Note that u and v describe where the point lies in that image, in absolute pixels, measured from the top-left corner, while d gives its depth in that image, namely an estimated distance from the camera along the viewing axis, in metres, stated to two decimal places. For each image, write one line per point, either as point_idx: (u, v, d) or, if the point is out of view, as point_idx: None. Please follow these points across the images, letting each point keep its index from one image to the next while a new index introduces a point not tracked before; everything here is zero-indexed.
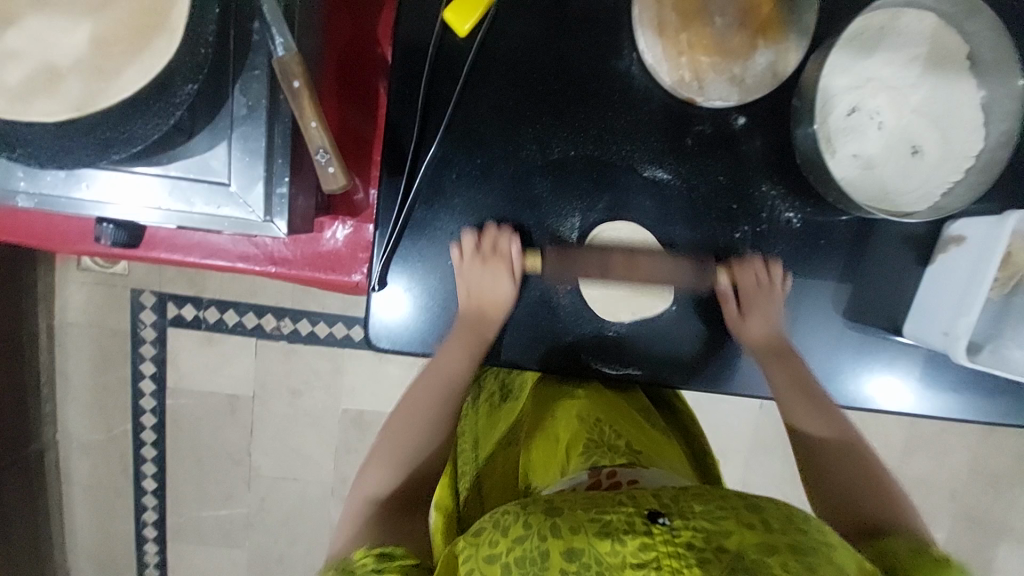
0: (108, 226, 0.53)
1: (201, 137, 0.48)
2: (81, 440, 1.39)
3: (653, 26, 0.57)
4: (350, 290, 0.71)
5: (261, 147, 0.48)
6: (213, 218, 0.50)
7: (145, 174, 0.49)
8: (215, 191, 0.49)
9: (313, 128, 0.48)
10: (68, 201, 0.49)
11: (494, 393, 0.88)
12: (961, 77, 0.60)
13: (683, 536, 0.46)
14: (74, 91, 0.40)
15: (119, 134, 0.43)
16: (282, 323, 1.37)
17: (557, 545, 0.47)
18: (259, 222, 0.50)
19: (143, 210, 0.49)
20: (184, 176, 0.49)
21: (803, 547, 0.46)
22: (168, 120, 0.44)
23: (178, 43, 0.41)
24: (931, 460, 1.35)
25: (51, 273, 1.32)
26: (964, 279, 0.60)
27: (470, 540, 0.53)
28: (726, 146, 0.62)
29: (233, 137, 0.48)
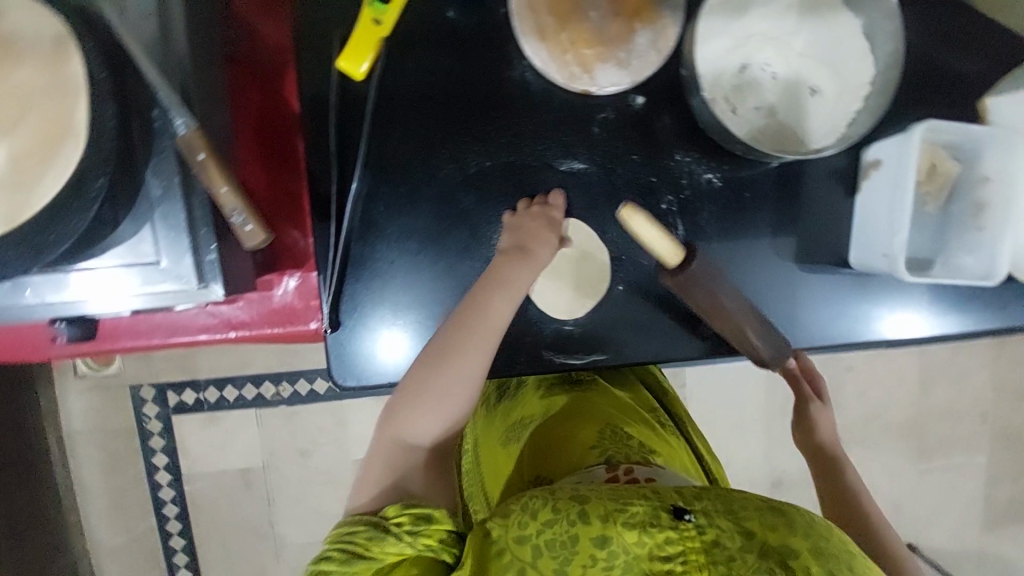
0: (62, 324, 0.56)
1: (125, 225, 0.51)
2: (107, 545, 1.40)
3: (534, 32, 0.60)
4: (312, 339, 0.73)
5: (182, 222, 0.51)
6: (152, 295, 0.53)
7: (84, 269, 0.51)
8: (148, 270, 0.52)
9: (225, 192, 0.50)
10: (19, 309, 0.52)
11: (490, 396, 0.85)
12: (835, 14, 0.63)
13: (709, 533, 0.48)
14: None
15: (46, 238, 0.45)
16: (280, 387, 1.39)
17: (586, 532, 0.50)
18: (197, 290, 0.53)
19: (92, 301, 0.52)
20: (120, 262, 0.52)
21: (823, 551, 0.46)
22: (88, 214, 0.46)
23: (84, 144, 0.44)
24: (950, 386, 1.33)
25: (49, 387, 1.35)
26: (890, 203, 0.62)
27: (499, 521, 0.53)
28: (633, 126, 0.64)
29: (156, 218, 0.51)
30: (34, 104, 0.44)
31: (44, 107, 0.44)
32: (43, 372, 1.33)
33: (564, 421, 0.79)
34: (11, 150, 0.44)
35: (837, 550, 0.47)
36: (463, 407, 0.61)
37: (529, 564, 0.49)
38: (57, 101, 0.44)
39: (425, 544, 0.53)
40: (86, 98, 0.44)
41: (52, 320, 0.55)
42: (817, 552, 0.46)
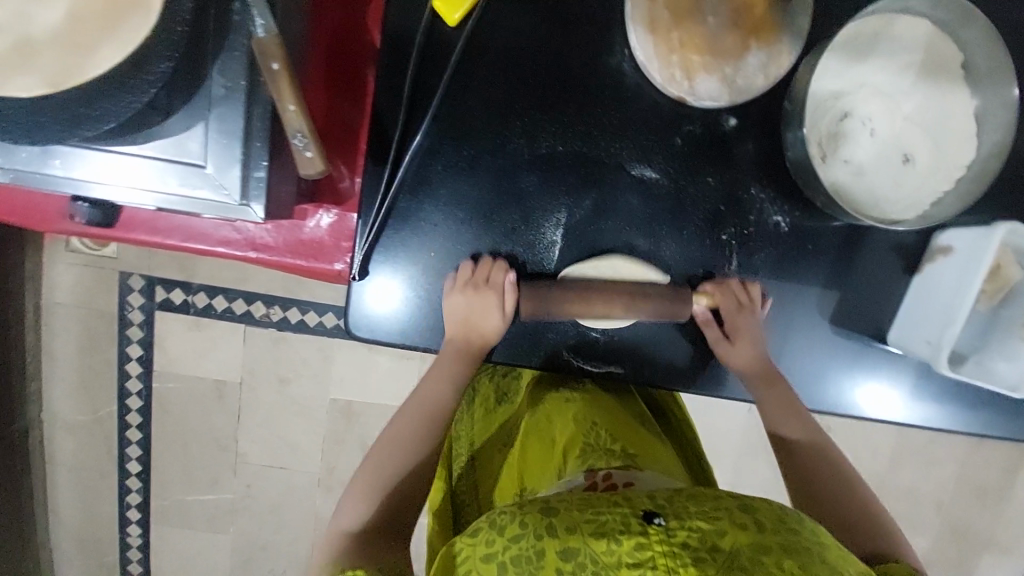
0: (83, 205, 0.53)
1: (177, 118, 0.47)
2: (66, 421, 1.39)
3: (644, 23, 0.56)
4: (333, 279, 0.71)
5: (238, 130, 0.47)
6: (189, 200, 0.49)
7: (122, 153, 0.48)
8: (191, 173, 0.49)
9: (291, 111, 0.47)
10: (41, 177, 0.48)
11: (489, 396, 0.85)
12: (954, 86, 0.59)
13: (678, 535, 0.47)
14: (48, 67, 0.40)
15: (92, 112, 0.42)
16: (272, 310, 1.37)
17: (552, 545, 0.48)
18: (236, 206, 0.49)
19: (126, 191, 0.49)
20: (161, 156, 0.48)
21: (793, 545, 0.48)
22: (142, 99, 0.42)
23: (156, 21, 0.40)
24: (918, 470, 1.36)
25: (38, 251, 1.31)
26: (951, 290, 0.60)
27: (467, 540, 0.54)
28: (718, 147, 0.61)
29: (211, 119, 0.47)
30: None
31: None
32: (35, 235, 1.29)
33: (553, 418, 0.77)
34: (79, 10, 0.40)
35: (809, 544, 0.49)
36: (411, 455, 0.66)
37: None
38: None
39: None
40: None
41: (75, 197, 0.52)
42: (789, 547, 0.48)
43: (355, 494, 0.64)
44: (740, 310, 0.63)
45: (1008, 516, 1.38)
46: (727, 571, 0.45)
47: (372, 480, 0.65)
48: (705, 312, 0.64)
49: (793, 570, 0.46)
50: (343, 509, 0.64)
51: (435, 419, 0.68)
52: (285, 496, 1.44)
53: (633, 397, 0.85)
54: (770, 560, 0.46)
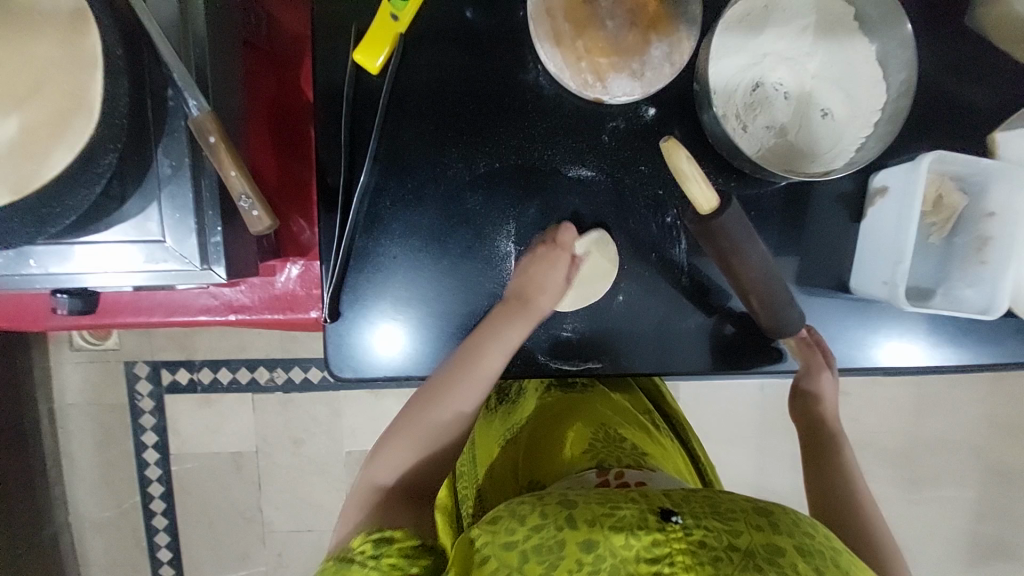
0: (62, 297, 0.56)
1: (133, 201, 0.51)
2: (92, 519, 1.41)
3: (550, 37, 0.60)
4: (313, 327, 0.74)
5: (189, 202, 0.51)
6: (156, 274, 0.53)
7: (87, 242, 0.52)
8: (153, 249, 0.52)
9: (234, 176, 0.51)
10: (20, 277, 0.52)
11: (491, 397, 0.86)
12: (851, 38, 0.62)
13: (696, 534, 0.48)
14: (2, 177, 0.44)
15: (53, 210, 0.46)
16: (275, 374, 1.40)
17: (573, 536, 0.49)
18: (199, 271, 0.53)
19: (94, 276, 0.53)
20: (124, 238, 0.52)
21: (808, 548, 0.49)
22: (95, 188, 0.47)
23: (96, 119, 0.44)
24: (944, 418, 1.32)
25: (47, 358, 1.36)
26: (894, 226, 0.61)
27: (487, 527, 0.54)
28: (644, 136, 0.64)
29: (163, 197, 0.52)
30: (52, 76, 0.44)
31: (59, 82, 0.44)
32: (42, 343, 1.34)
33: (556, 419, 0.78)
34: (24, 122, 0.45)
35: (822, 549, 0.50)
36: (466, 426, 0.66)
37: (517, 568, 0.49)
38: (69, 77, 0.44)
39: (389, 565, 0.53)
40: (102, 75, 0.45)
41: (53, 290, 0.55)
42: (804, 550, 0.49)
43: (402, 443, 0.64)
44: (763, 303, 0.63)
45: None
46: (744, 568, 0.46)
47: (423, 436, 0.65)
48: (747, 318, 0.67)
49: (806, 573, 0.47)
50: (380, 458, 0.65)
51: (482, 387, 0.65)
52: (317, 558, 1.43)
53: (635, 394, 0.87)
54: (786, 562, 0.47)
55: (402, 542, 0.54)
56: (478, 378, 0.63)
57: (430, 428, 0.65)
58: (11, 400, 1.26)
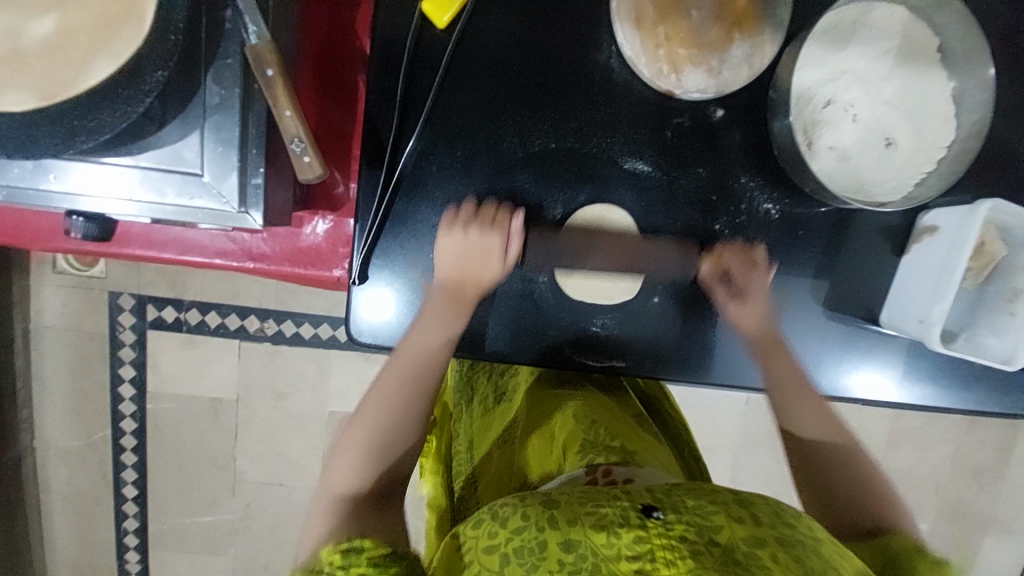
0: (78, 219, 0.51)
1: (173, 127, 0.47)
2: (58, 447, 1.36)
3: (631, 19, 0.57)
4: (331, 286, 0.71)
5: (234, 137, 0.48)
6: (185, 209, 0.49)
7: (113, 165, 0.47)
8: (187, 181, 0.48)
9: (288, 116, 0.48)
10: (35, 193, 0.48)
11: (488, 395, 0.85)
12: (932, 69, 0.61)
13: (676, 530, 0.46)
14: (35, 77, 0.40)
15: (86, 123, 0.41)
16: (266, 325, 1.35)
17: (554, 537, 0.47)
18: (234, 214, 0.49)
19: (116, 202, 0.48)
20: (155, 166, 0.48)
21: (790, 540, 0.47)
22: (137, 108, 0.43)
23: (149, 30, 0.40)
24: (915, 452, 1.38)
25: (26, 275, 1.29)
26: (939, 266, 0.62)
27: (470, 532, 0.52)
28: (707, 138, 0.62)
29: (206, 127, 0.47)
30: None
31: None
32: (21, 258, 1.27)
33: (551, 415, 0.76)
34: (66, 23, 0.41)
35: (805, 539, 0.48)
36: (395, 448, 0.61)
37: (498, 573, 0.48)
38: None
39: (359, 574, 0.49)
40: None
41: (67, 210, 0.51)
42: (785, 542, 0.47)
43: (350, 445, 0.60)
44: (747, 272, 0.63)
45: (1006, 494, 1.40)
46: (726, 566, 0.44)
47: (379, 436, 0.61)
48: (711, 271, 0.63)
49: (787, 563, 0.45)
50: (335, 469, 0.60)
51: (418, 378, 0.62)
52: (286, 512, 1.43)
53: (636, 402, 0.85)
54: (765, 553, 0.45)
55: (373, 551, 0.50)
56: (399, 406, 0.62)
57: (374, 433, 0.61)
58: None
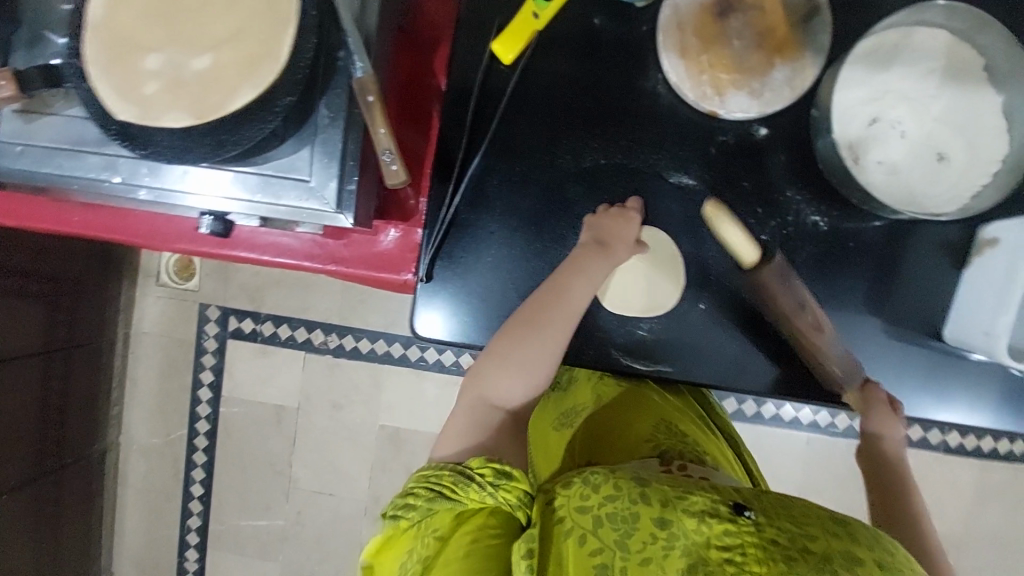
0: (208, 218, 0.62)
1: (290, 142, 0.57)
2: (141, 443, 1.50)
3: (676, 49, 0.64)
4: (398, 289, 0.78)
5: (338, 151, 0.57)
6: (295, 209, 0.58)
7: (242, 172, 0.58)
8: (298, 187, 0.58)
9: (382, 133, 0.56)
10: (181, 194, 0.59)
11: (544, 385, 0.87)
12: (979, 86, 0.63)
13: (769, 531, 0.48)
14: (188, 104, 0.50)
15: (232, 137, 0.52)
16: (330, 338, 1.46)
17: (648, 512, 0.51)
18: (332, 214, 0.58)
19: (240, 203, 0.58)
20: (273, 173, 0.58)
21: (887, 564, 0.47)
22: (268, 126, 0.52)
23: (281, 68, 0.50)
24: (1005, 510, 1.24)
25: (133, 286, 1.48)
26: (1003, 280, 0.61)
27: (562, 489, 0.56)
28: (751, 155, 0.66)
29: (316, 143, 0.57)
30: (253, 26, 0.51)
31: (257, 32, 0.51)
32: (131, 271, 1.47)
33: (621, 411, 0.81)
34: (217, 59, 0.51)
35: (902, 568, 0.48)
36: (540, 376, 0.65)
37: (588, 530, 0.52)
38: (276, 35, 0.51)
39: (503, 497, 0.57)
40: (295, 32, 0.51)
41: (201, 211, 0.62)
42: (884, 565, 0.47)
43: (507, 367, 0.64)
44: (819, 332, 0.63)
45: None
46: (815, 570, 0.45)
47: (529, 359, 0.63)
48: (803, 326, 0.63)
49: None
50: (490, 376, 0.65)
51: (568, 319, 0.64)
52: (333, 523, 1.48)
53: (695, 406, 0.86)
54: (863, 569, 0.45)
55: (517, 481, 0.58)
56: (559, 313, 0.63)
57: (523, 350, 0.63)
58: (96, 318, 1.39)
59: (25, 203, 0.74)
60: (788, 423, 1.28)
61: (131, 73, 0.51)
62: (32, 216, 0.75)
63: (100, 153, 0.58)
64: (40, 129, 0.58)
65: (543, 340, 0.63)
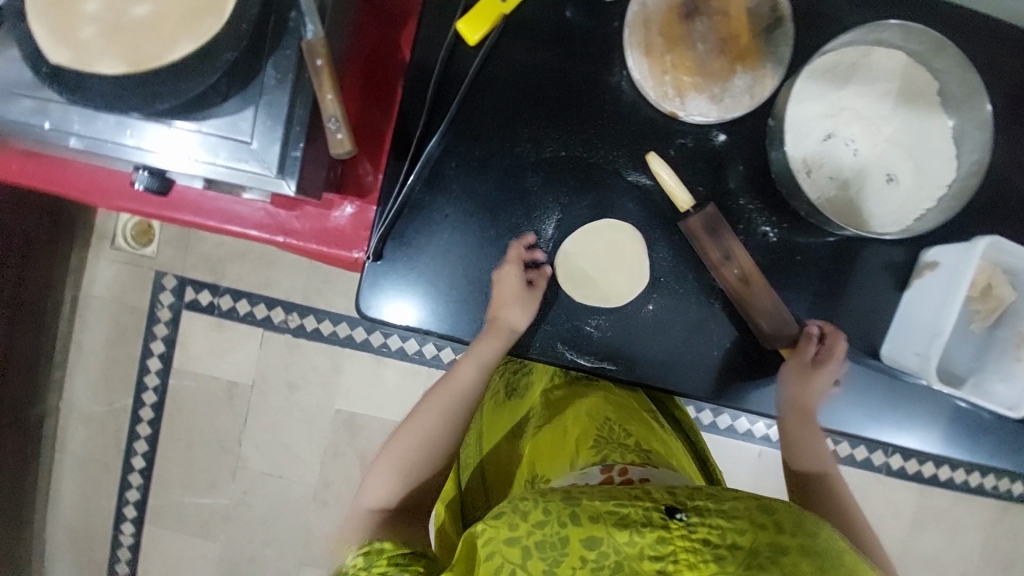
0: (143, 173, 0.59)
1: (233, 101, 0.55)
2: (82, 410, 1.44)
3: (641, 48, 0.64)
4: (350, 266, 0.77)
5: (282, 114, 0.55)
6: (235, 171, 0.56)
7: (181, 128, 0.55)
8: (238, 147, 0.56)
9: (329, 99, 0.56)
10: (115, 146, 0.56)
11: (500, 390, 0.93)
12: (931, 112, 0.64)
13: (700, 534, 0.50)
14: (121, 51, 0.48)
15: (167, 89, 0.50)
16: (290, 317, 1.43)
17: (577, 533, 0.51)
18: (273, 179, 0.56)
19: (177, 160, 0.56)
20: (215, 132, 0.55)
21: (812, 547, 0.47)
22: (205, 80, 0.50)
23: (224, 22, 0.48)
24: (936, 532, 1.28)
25: (86, 248, 1.42)
26: (938, 303, 0.62)
27: (490, 522, 0.54)
28: (707, 161, 0.66)
29: (261, 104, 0.55)
30: None
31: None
32: (85, 231, 1.40)
33: (566, 412, 0.81)
34: (159, 9, 0.49)
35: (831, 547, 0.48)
36: (417, 473, 0.72)
37: (517, 562, 0.51)
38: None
39: (381, 571, 0.61)
40: None
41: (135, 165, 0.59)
42: (808, 548, 0.47)
43: (383, 469, 0.72)
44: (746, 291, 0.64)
45: None
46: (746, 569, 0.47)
47: (406, 459, 0.73)
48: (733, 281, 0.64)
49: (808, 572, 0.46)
50: (371, 483, 0.73)
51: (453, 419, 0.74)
52: (279, 505, 1.46)
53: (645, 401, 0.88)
54: (789, 562, 0.46)
55: (391, 551, 0.62)
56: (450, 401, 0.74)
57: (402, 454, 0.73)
58: (43, 279, 1.32)
59: None
60: (738, 433, 1.30)
61: (63, 18, 0.48)
62: None
63: (32, 96, 0.55)
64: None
65: (425, 438, 0.73)
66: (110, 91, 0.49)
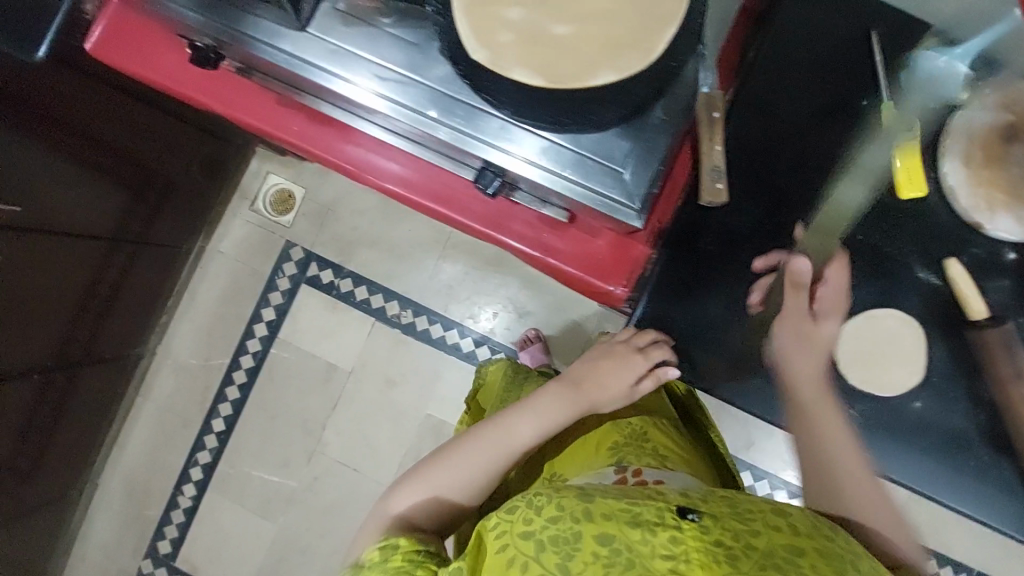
0: (489, 174, 0.59)
1: (617, 131, 0.54)
2: (178, 359, 1.44)
3: (961, 157, 0.75)
4: (595, 296, 0.74)
5: (659, 155, 0.55)
6: (592, 194, 0.56)
7: (553, 140, 0.55)
8: (606, 172, 0.54)
9: (714, 148, 0.73)
10: (472, 140, 0.56)
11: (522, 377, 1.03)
12: None
13: (713, 533, 0.53)
14: (535, 64, 0.47)
15: (581, 114, 0.51)
16: (403, 313, 1.43)
17: (591, 529, 0.54)
18: (632, 213, 0.55)
19: (536, 172, 0.56)
20: (587, 152, 0.55)
21: (828, 551, 0.53)
22: (624, 109, 0.51)
23: (647, 62, 0.47)
24: None
25: (226, 204, 1.44)
26: None
27: (504, 515, 0.58)
28: (992, 273, 0.78)
29: (641, 141, 0.55)
30: (628, 10, 0.47)
31: (629, 18, 0.47)
32: (229, 189, 1.43)
33: (590, 422, 0.88)
34: (581, 30, 0.47)
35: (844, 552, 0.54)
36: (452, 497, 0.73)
37: (531, 556, 0.55)
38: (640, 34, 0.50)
39: (395, 566, 0.64)
40: (671, 34, 0.47)
41: (483, 163, 0.58)
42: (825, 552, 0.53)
43: (416, 487, 0.73)
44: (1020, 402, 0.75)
45: None
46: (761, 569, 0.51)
47: (442, 483, 0.73)
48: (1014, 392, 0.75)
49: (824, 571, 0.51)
50: (401, 493, 0.74)
51: (504, 451, 0.74)
52: (346, 500, 1.41)
53: (667, 406, 0.91)
54: (804, 561, 0.51)
55: (407, 549, 0.66)
56: (501, 434, 0.74)
57: (437, 478, 0.73)
58: (189, 223, 1.36)
59: (248, 92, 0.72)
60: None
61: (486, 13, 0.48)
62: (250, 110, 0.72)
63: (410, 77, 0.54)
64: (365, 38, 0.54)
65: (461, 468, 0.73)
66: (518, 98, 0.50)
